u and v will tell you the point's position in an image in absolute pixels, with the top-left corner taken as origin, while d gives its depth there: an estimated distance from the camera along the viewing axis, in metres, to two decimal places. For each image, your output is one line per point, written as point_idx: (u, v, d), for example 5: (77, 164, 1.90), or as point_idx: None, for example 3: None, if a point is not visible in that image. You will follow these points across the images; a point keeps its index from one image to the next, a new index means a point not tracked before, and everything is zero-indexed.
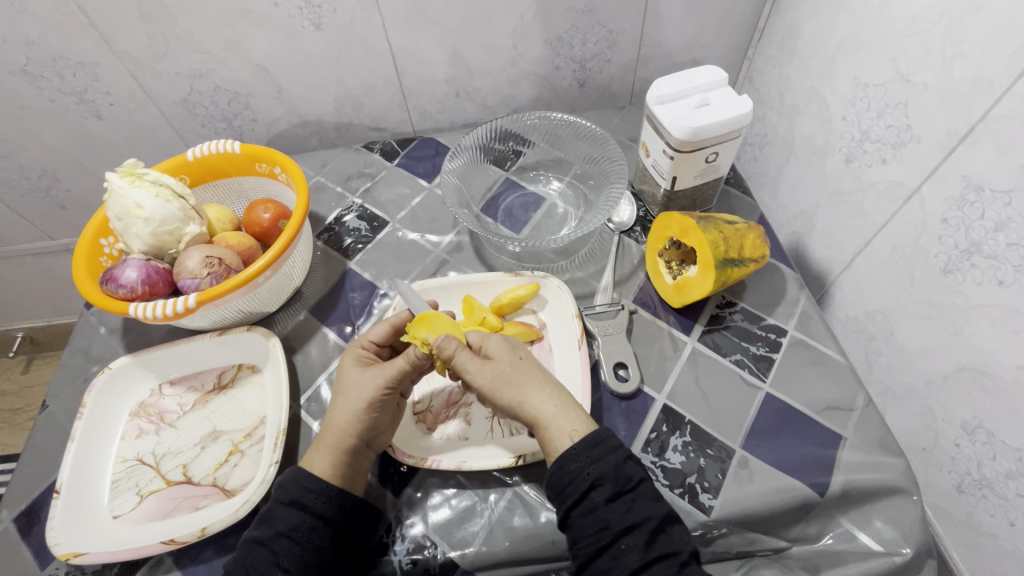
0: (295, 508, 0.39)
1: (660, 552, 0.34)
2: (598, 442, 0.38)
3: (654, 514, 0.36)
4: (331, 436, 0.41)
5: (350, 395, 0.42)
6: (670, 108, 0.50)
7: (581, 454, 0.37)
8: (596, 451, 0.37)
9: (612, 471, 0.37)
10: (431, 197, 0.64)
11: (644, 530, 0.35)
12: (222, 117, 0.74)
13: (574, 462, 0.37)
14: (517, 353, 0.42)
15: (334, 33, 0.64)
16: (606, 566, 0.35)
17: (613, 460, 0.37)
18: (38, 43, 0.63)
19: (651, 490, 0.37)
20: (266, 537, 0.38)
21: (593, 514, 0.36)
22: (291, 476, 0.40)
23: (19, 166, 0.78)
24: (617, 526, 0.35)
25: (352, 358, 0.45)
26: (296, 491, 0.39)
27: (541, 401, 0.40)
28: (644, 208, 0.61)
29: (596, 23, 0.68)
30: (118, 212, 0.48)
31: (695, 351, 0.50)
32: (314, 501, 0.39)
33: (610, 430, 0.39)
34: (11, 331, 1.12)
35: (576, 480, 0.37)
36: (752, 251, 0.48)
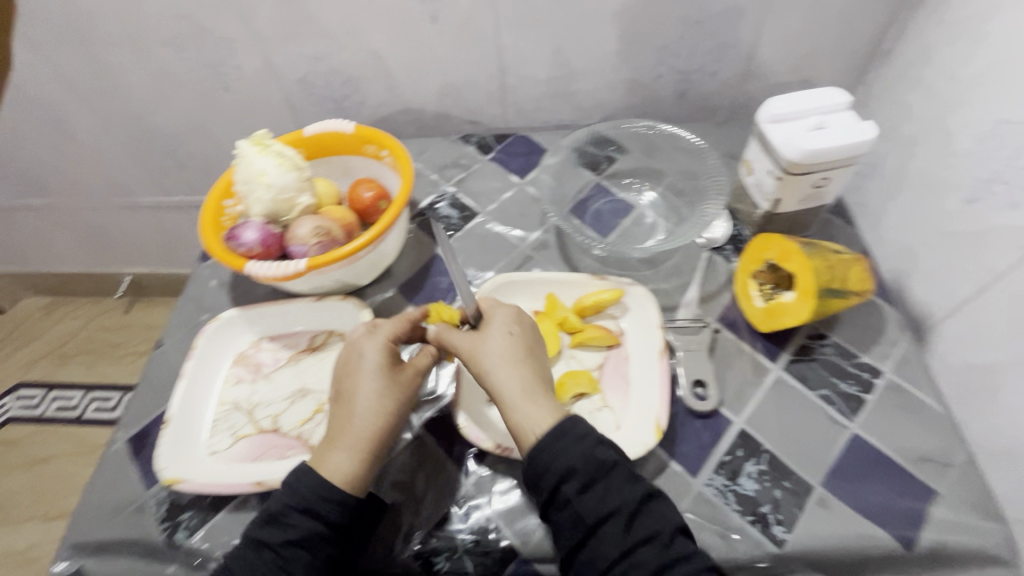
0: (310, 506, 0.40)
1: (643, 536, 0.36)
2: (565, 433, 0.39)
3: (630, 500, 0.37)
4: (348, 438, 0.43)
5: (369, 398, 0.44)
6: (784, 127, 0.48)
7: (547, 446, 0.39)
8: (570, 442, 0.39)
9: (582, 461, 0.38)
10: (521, 193, 0.65)
11: (621, 517, 0.37)
12: (333, 99, 0.79)
13: (543, 456, 0.39)
14: (507, 329, 0.45)
15: (448, 26, 0.68)
16: (584, 558, 0.37)
17: (581, 451, 0.39)
18: (188, 18, 0.69)
19: (630, 473, 0.39)
20: (273, 541, 0.39)
21: (567, 508, 0.38)
22: (304, 482, 0.41)
23: (154, 127, 0.87)
24: (591, 518, 0.37)
25: (373, 353, 0.46)
26: (312, 497, 0.40)
27: (513, 381, 0.42)
28: (737, 227, 0.59)
29: (706, 34, 0.67)
30: (245, 177, 0.53)
31: (779, 380, 0.48)
32: (328, 510, 0.40)
33: (580, 417, 0.40)
34: (120, 274, 1.25)
35: (548, 475, 0.38)
36: (856, 284, 0.45)
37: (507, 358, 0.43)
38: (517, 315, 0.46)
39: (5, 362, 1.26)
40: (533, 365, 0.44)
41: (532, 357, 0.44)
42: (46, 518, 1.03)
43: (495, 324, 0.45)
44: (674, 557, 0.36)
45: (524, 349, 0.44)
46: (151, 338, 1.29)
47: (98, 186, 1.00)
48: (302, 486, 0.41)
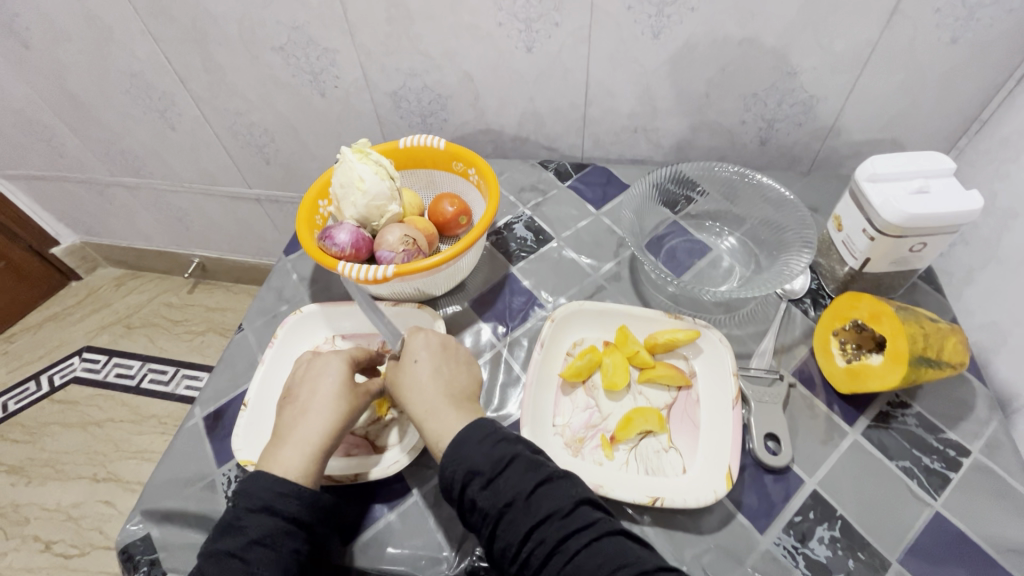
0: (250, 505, 0.40)
1: (542, 515, 0.37)
2: (465, 440, 0.41)
3: (526, 486, 0.38)
4: (305, 440, 0.43)
5: (322, 404, 0.45)
6: (883, 187, 0.48)
7: (451, 455, 0.40)
8: (469, 454, 0.40)
9: (480, 458, 0.40)
10: (597, 223, 0.66)
11: (519, 504, 0.38)
12: (419, 114, 0.82)
13: (447, 464, 0.40)
14: (416, 356, 0.47)
15: (542, 56, 0.70)
16: (500, 546, 0.38)
17: (480, 450, 0.40)
18: (301, 28, 0.74)
19: (525, 461, 0.40)
20: (235, 547, 0.39)
21: (475, 507, 0.39)
22: (258, 482, 0.41)
23: (249, 124, 0.92)
24: (494, 510, 0.38)
25: (338, 362, 0.48)
26: (267, 497, 0.40)
27: (422, 401, 0.44)
28: (817, 281, 0.58)
29: (798, 86, 0.67)
30: (344, 182, 0.55)
31: (855, 444, 0.46)
32: (286, 504, 0.40)
33: (481, 421, 0.42)
34: (191, 255, 1.32)
35: (453, 478, 0.40)
36: (952, 355, 0.43)
37: (420, 379, 0.46)
38: (427, 342, 0.48)
39: (76, 326, 1.34)
40: (442, 381, 0.46)
41: (440, 373, 0.46)
42: (93, 479, 1.08)
43: (416, 352, 0.48)
44: (571, 527, 0.37)
45: (438, 368, 0.46)
46: (209, 319, 1.35)
47: (187, 173, 1.07)
48: (244, 491, 0.41)
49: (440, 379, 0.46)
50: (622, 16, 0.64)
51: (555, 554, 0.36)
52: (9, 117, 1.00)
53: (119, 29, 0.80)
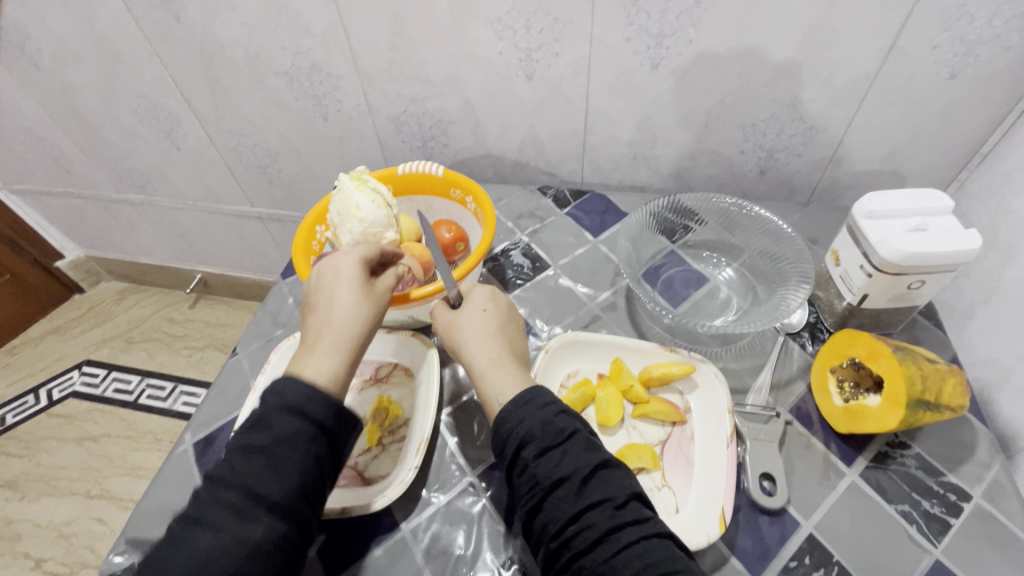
0: (278, 427, 0.39)
1: (594, 500, 0.36)
2: (529, 401, 0.41)
3: (584, 465, 0.38)
4: (335, 344, 0.42)
5: (340, 316, 0.43)
6: (880, 224, 0.47)
7: (512, 413, 0.40)
8: (533, 415, 0.40)
9: (539, 428, 0.39)
10: (594, 251, 0.66)
11: (573, 481, 0.37)
12: (420, 138, 0.83)
13: (506, 423, 0.40)
14: (482, 307, 0.48)
15: (542, 84, 0.71)
16: (542, 519, 0.37)
17: (541, 417, 0.40)
18: (305, 54, 0.75)
19: (582, 444, 0.39)
20: (261, 443, 0.39)
21: (526, 473, 0.39)
22: (288, 385, 0.41)
23: (253, 145, 0.93)
24: (547, 481, 0.38)
25: (350, 266, 0.45)
26: (300, 400, 0.40)
27: (481, 353, 0.45)
28: (816, 314, 0.57)
29: (797, 117, 0.68)
30: (341, 209, 0.56)
31: (853, 486, 0.45)
32: (316, 410, 0.40)
33: (546, 390, 0.42)
34: (193, 271, 1.33)
35: (508, 441, 0.40)
36: (950, 398, 0.42)
37: (481, 331, 0.46)
38: (492, 297, 0.49)
39: (77, 339, 1.35)
40: (504, 338, 0.47)
41: (502, 330, 0.47)
42: (87, 496, 1.07)
43: (481, 303, 0.48)
44: (623, 520, 0.35)
45: (500, 326, 0.47)
46: (209, 335, 1.35)
47: (191, 191, 1.08)
48: (272, 409, 0.40)
49: (499, 336, 0.47)
50: (621, 47, 0.65)
51: (602, 542, 0.35)
52: (20, 134, 1.01)
53: (128, 52, 0.81)
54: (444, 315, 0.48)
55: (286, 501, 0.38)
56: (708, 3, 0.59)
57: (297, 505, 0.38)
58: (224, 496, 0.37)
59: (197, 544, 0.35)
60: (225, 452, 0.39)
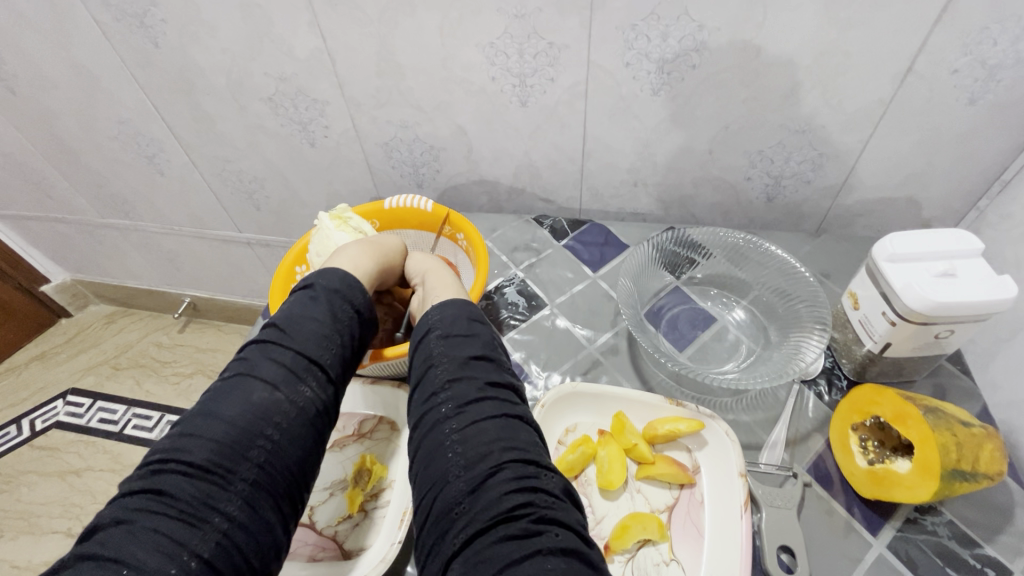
0: (306, 350, 0.39)
1: (468, 374, 0.37)
2: (455, 303, 0.43)
3: (473, 350, 0.39)
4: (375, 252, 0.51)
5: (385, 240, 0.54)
6: (904, 268, 0.44)
7: (433, 308, 0.43)
8: (452, 306, 0.43)
9: (450, 320, 0.41)
10: (594, 287, 0.62)
11: (456, 360, 0.38)
12: (411, 164, 0.79)
13: (425, 314, 0.43)
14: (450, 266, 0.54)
15: (537, 110, 0.67)
16: (422, 387, 0.38)
17: (454, 314, 0.42)
18: (289, 80, 0.72)
19: (486, 340, 0.41)
20: (259, 374, 0.37)
21: (423, 350, 0.40)
22: (300, 322, 0.40)
23: (238, 170, 0.90)
24: (437, 357, 0.39)
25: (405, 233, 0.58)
26: (309, 335, 0.40)
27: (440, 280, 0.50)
28: (832, 359, 0.53)
29: (807, 144, 0.64)
30: (320, 251, 0.53)
31: (881, 559, 0.41)
32: (320, 348, 0.40)
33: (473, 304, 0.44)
34: (182, 295, 1.30)
35: (420, 325, 0.42)
36: (989, 467, 0.38)
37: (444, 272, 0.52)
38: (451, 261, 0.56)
39: (63, 366, 1.31)
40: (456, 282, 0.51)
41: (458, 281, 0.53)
42: (67, 534, 1.03)
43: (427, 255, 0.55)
44: (492, 394, 0.36)
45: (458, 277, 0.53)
46: (198, 361, 1.31)
47: (177, 216, 1.04)
48: (300, 333, 0.40)
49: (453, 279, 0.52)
50: (621, 72, 0.61)
51: (462, 411, 0.36)
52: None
53: (107, 77, 0.78)
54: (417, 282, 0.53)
55: (298, 428, 0.37)
56: (712, 27, 0.55)
57: (305, 436, 0.37)
58: (230, 409, 0.35)
59: (195, 457, 0.33)
60: (239, 367, 0.38)
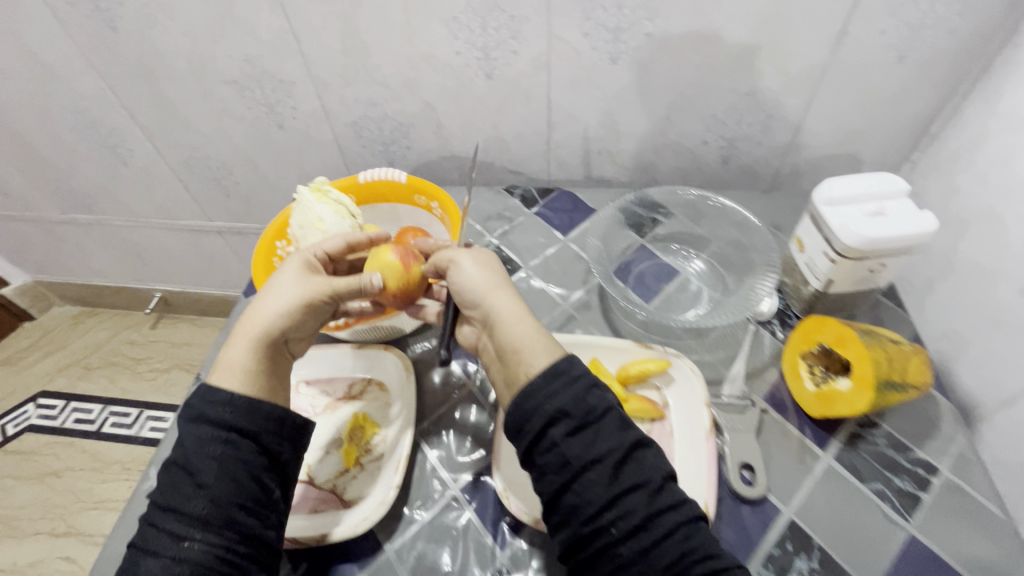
0: (180, 506, 0.37)
1: (630, 485, 0.36)
2: (556, 373, 0.39)
3: (620, 445, 0.37)
4: (248, 332, 0.43)
5: (271, 295, 0.45)
6: (840, 210, 0.48)
7: (540, 389, 0.39)
8: (569, 387, 0.39)
9: (572, 405, 0.38)
10: (565, 250, 0.65)
11: (608, 463, 0.37)
12: (382, 142, 0.81)
13: (533, 398, 0.39)
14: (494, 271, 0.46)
15: (502, 83, 0.70)
16: (572, 498, 0.37)
17: (573, 392, 0.39)
18: (253, 61, 0.72)
19: (620, 418, 0.39)
20: (147, 543, 0.37)
21: (553, 451, 0.38)
22: (169, 481, 0.39)
23: (205, 157, 0.89)
24: (579, 460, 0.37)
25: (297, 259, 0.48)
26: (183, 491, 0.38)
27: (517, 324, 0.43)
28: (784, 301, 0.58)
29: (755, 106, 0.68)
30: (302, 222, 0.54)
31: (830, 469, 0.46)
32: (194, 498, 0.37)
33: (575, 360, 0.41)
34: (152, 290, 1.28)
35: (535, 417, 0.38)
36: (916, 377, 0.44)
37: (506, 304, 0.44)
38: (480, 254, 0.47)
39: (30, 370, 1.28)
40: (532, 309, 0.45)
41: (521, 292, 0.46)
42: (52, 534, 1.02)
43: (488, 273, 0.46)
44: (664, 502, 0.36)
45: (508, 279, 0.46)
46: (174, 356, 1.30)
47: (142, 208, 1.03)
48: (176, 491, 0.38)
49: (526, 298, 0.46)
50: (580, 43, 0.64)
51: (639, 528, 0.35)
52: None
53: (61, 66, 0.76)
54: (461, 296, 0.46)
55: None
56: None
57: None
58: None
59: None
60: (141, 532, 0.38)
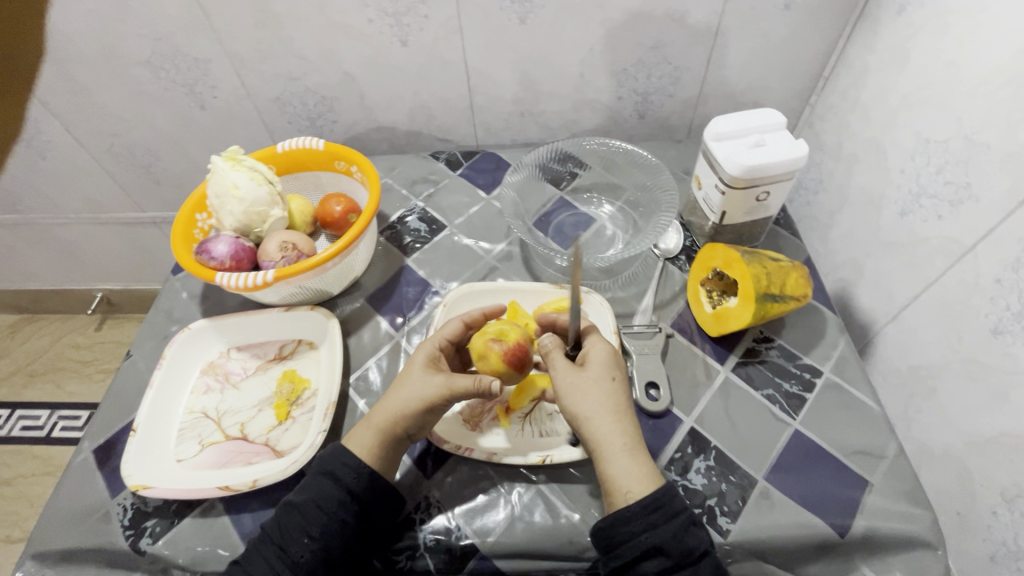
0: (284, 544, 0.40)
1: None
2: (656, 509, 0.38)
3: None
4: (377, 420, 0.44)
5: (402, 390, 0.45)
6: (726, 144, 0.52)
7: (635, 520, 0.38)
8: (662, 530, 0.37)
9: (668, 542, 0.37)
10: (488, 207, 0.68)
11: None
12: (307, 117, 0.81)
13: (627, 526, 0.38)
14: (609, 375, 0.43)
15: (418, 49, 0.71)
16: None
17: (670, 531, 0.37)
18: (164, 39, 0.71)
19: (712, 564, 0.37)
20: (247, 563, 0.40)
21: None
22: (295, 519, 0.41)
23: (129, 144, 0.88)
24: None
25: (423, 354, 0.47)
26: (293, 537, 0.40)
27: (616, 443, 0.40)
28: (691, 238, 0.63)
29: (662, 59, 0.72)
30: (217, 191, 0.55)
31: (727, 381, 0.51)
32: (297, 547, 0.40)
33: (675, 494, 0.39)
34: (92, 290, 1.24)
35: (629, 545, 0.37)
36: (794, 289, 0.48)
37: (614, 425, 0.41)
38: (610, 366, 0.44)
39: None
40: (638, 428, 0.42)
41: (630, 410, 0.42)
42: (6, 541, 1.00)
43: (593, 395, 0.42)
44: None
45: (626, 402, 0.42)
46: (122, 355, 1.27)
47: (70, 203, 1.00)
48: (287, 527, 0.40)
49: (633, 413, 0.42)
50: (488, 4, 0.66)
51: None
52: None
53: None
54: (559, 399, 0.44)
55: None
56: None
57: None
58: None
59: None
60: (250, 546, 0.41)
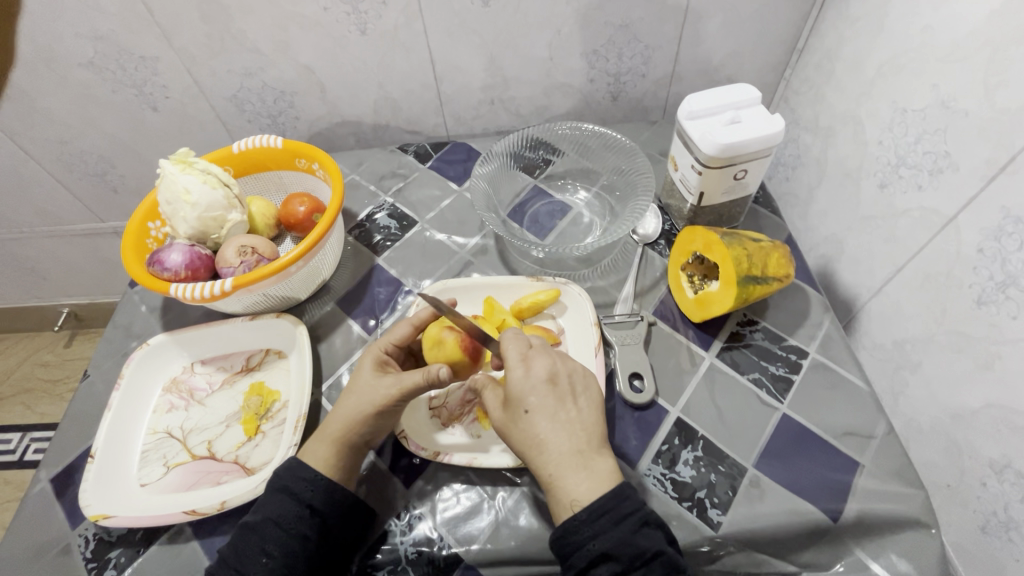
0: (241, 565, 0.38)
1: None
2: (603, 510, 0.35)
3: None
4: (328, 431, 0.42)
5: (352, 397, 0.43)
6: (701, 123, 0.50)
7: (583, 527, 0.35)
8: (610, 534, 0.34)
9: (619, 546, 0.34)
10: (460, 200, 0.65)
11: None
12: (268, 114, 0.77)
13: (575, 534, 0.35)
14: (526, 401, 0.38)
15: (378, 38, 0.67)
16: None
17: (619, 534, 0.35)
18: (106, 38, 0.67)
19: (671, 564, 0.34)
20: None
21: None
22: (252, 537, 0.39)
23: (80, 151, 0.83)
24: None
25: (371, 360, 0.45)
26: (249, 557, 0.38)
27: (551, 461, 0.37)
28: (670, 222, 0.61)
29: (632, 38, 0.69)
30: (168, 197, 0.51)
31: (712, 367, 0.49)
32: (253, 567, 0.38)
33: (630, 492, 0.36)
34: (58, 306, 1.20)
35: (580, 553, 0.35)
36: (776, 269, 0.47)
37: (547, 440, 0.38)
38: (536, 374, 0.39)
39: None
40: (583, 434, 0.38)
41: (564, 417, 0.38)
42: None
43: (523, 409, 0.39)
44: None
45: (559, 412, 0.38)
46: None
47: (23, 216, 0.95)
48: (244, 547, 0.38)
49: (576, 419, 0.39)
50: None
51: None
52: None
53: None
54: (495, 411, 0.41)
55: None
56: None
57: None
58: None
59: None
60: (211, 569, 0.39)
